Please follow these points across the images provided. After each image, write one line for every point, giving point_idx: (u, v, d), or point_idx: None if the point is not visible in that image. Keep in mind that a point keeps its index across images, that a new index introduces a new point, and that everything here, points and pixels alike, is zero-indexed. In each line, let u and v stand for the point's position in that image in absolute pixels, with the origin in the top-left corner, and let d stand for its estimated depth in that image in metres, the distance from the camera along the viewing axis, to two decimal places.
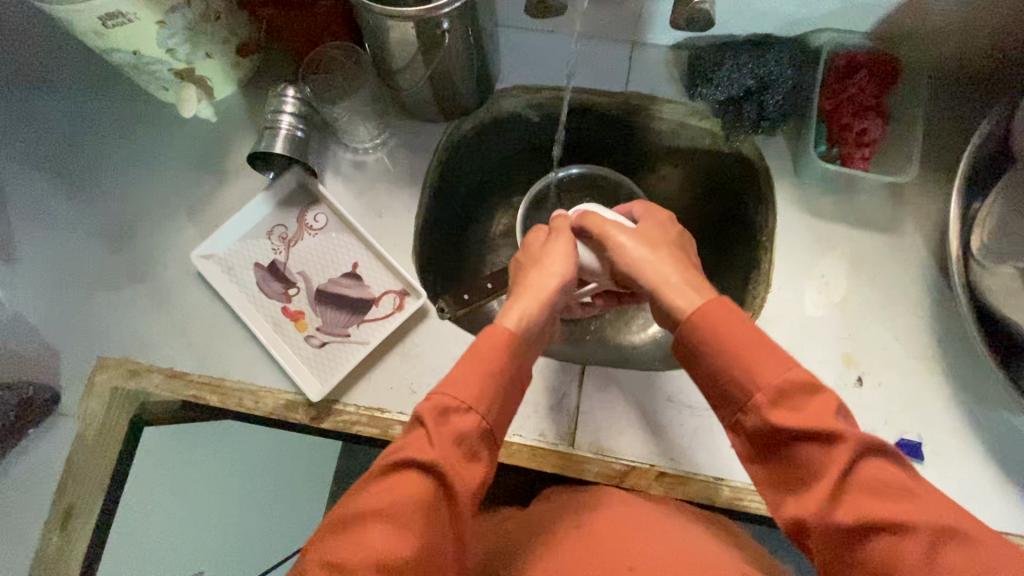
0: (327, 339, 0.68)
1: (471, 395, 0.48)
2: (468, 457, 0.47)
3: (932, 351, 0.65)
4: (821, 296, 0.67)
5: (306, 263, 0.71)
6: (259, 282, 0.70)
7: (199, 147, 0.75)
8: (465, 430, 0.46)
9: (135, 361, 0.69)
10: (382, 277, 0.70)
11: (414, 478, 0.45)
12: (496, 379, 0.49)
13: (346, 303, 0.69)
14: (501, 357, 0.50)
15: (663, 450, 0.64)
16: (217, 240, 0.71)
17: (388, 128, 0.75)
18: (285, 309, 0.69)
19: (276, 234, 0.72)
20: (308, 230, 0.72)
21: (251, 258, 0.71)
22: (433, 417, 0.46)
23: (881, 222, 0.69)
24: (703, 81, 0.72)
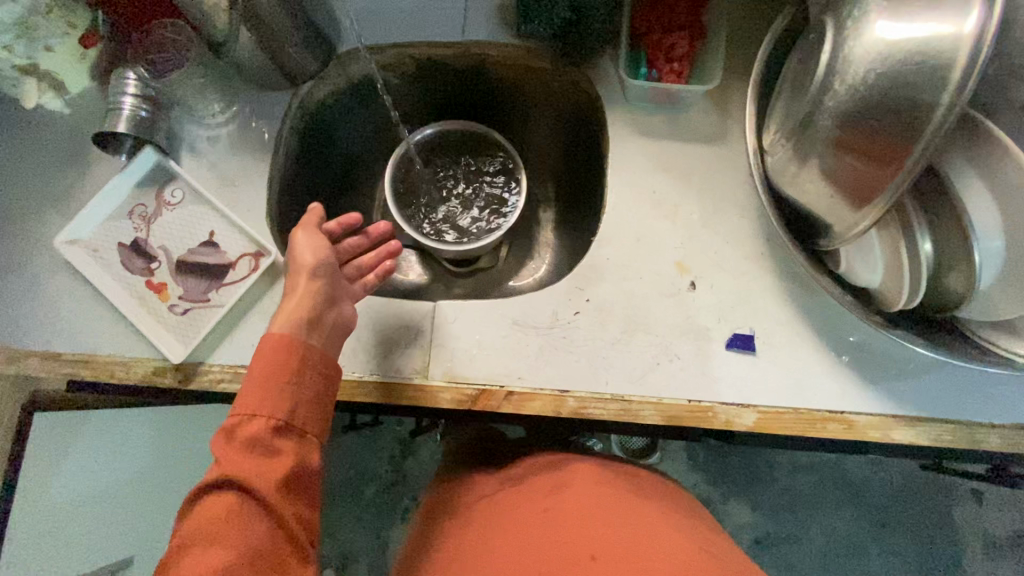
0: (190, 305, 0.70)
1: (253, 404, 0.51)
2: (269, 453, 0.50)
3: (761, 248, 0.68)
4: (655, 210, 0.70)
5: (167, 238, 0.74)
6: (123, 260, 0.73)
7: (59, 139, 0.78)
8: (254, 433, 0.50)
9: (13, 348, 0.72)
10: (238, 242, 0.72)
11: (217, 497, 0.47)
12: (277, 383, 0.53)
13: (205, 270, 0.72)
14: (279, 362, 0.54)
15: (511, 371, 0.66)
16: (80, 225, 0.73)
17: (237, 102, 0.78)
18: (149, 282, 0.72)
19: (137, 213, 0.75)
20: (167, 206, 0.74)
21: (115, 238, 0.74)
22: (223, 439, 0.49)
23: (708, 133, 0.72)
24: (527, 19, 0.73)
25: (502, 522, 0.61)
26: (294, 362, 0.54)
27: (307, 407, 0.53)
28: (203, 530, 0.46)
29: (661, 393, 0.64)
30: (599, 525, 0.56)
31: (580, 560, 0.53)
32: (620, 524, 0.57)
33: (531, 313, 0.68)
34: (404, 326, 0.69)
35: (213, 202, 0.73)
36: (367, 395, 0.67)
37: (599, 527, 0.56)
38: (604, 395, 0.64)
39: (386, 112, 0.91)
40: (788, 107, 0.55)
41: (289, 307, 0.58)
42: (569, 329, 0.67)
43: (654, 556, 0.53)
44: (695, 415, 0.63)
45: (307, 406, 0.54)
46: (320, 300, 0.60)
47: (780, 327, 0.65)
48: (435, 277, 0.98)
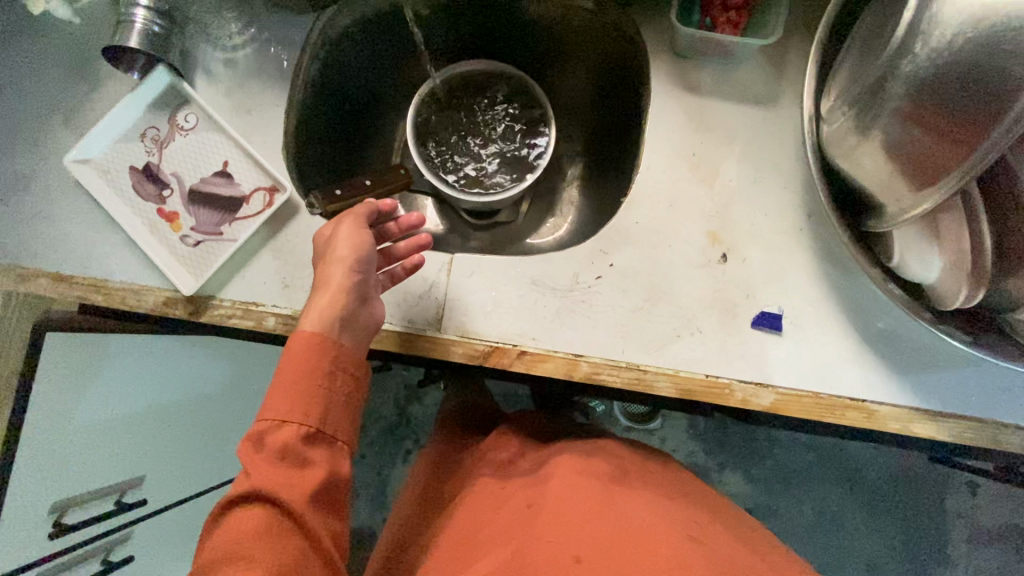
0: (202, 238, 0.69)
1: (285, 411, 0.52)
2: (301, 462, 0.51)
3: (799, 225, 0.64)
4: (692, 174, 0.66)
5: (178, 164, 0.71)
6: (135, 185, 0.71)
7: (68, 51, 0.74)
8: (285, 442, 0.51)
9: (25, 266, 0.71)
10: (252, 174, 0.70)
11: (248, 510, 0.48)
12: (308, 389, 0.53)
13: (218, 202, 0.70)
14: (309, 365, 0.54)
15: (525, 331, 0.65)
16: (90, 144, 0.71)
17: (256, 23, 0.73)
18: (161, 209, 0.70)
19: (149, 135, 0.72)
20: (181, 131, 0.72)
21: (127, 162, 0.72)
22: (252, 449, 0.50)
23: (758, 94, 0.67)
24: None
25: (484, 517, 0.65)
26: (324, 364, 0.54)
27: (336, 413, 0.54)
28: (234, 544, 0.46)
29: (677, 365, 0.62)
30: (585, 524, 0.57)
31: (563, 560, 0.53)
32: (604, 515, 0.59)
33: (551, 274, 0.65)
34: (419, 277, 0.67)
35: (228, 128, 0.70)
36: (378, 343, 0.66)
37: (588, 525, 0.57)
38: (620, 362, 0.63)
39: (413, 46, 0.85)
40: (853, 71, 0.51)
41: (320, 301, 0.57)
42: (589, 293, 0.65)
43: (637, 552, 0.54)
44: (711, 390, 0.62)
45: (335, 409, 0.54)
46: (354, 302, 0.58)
47: (810, 309, 0.62)
48: (451, 227, 0.95)
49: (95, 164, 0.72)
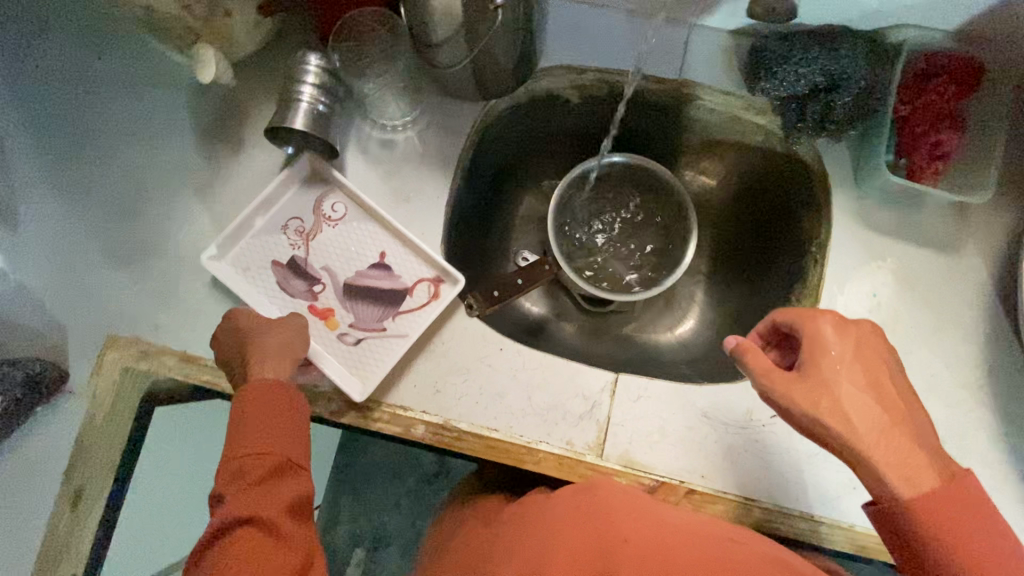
0: (364, 335, 0.64)
1: (252, 442, 0.50)
2: (270, 485, 0.49)
3: (978, 380, 0.63)
4: (870, 315, 0.64)
5: (329, 256, 0.67)
6: (280, 282, 0.66)
7: (213, 112, 0.70)
8: (259, 473, 0.49)
9: (147, 343, 0.67)
10: (413, 266, 0.67)
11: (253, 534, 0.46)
12: (279, 422, 0.52)
13: (378, 295, 0.66)
14: (269, 402, 0.52)
15: (693, 467, 0.62)
16: (228, 239, 0.66)
17: (420, 106, 0.70)
18: (311, 306, 0.65)
19: (292, 228, 0.67)
20: (329, 221, 0.68)
21: (268, 256, 0.67)
22: (229, 483, 0.49)
23: (942, 240, 0.65)
24: (766, 73, 0.66)
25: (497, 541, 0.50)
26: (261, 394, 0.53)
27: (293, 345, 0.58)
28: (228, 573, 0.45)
29: (853, 520, 0.60)
30: (623, 511, 0.47)
31: (611, 543, 0.44)
32: (654, 523, 0.46)
33: (722, 407, 0.63)
34: (581, 395, 0.64)
35: (385, 215, 0.67)
36: (534, 465, 0.62)
37: (622, 513, 0.47)
38: (794, 511, 0.60)
39: (555, 131, 0.81)
40: None
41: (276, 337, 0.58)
42: (762, 433, 0.63)
43: (689, 553, 0.43)
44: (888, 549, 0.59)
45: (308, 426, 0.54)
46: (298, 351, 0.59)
47: (990, 471, 0.60)
48: (560, 311, 0.86)
49: (233, 264, 0.66)
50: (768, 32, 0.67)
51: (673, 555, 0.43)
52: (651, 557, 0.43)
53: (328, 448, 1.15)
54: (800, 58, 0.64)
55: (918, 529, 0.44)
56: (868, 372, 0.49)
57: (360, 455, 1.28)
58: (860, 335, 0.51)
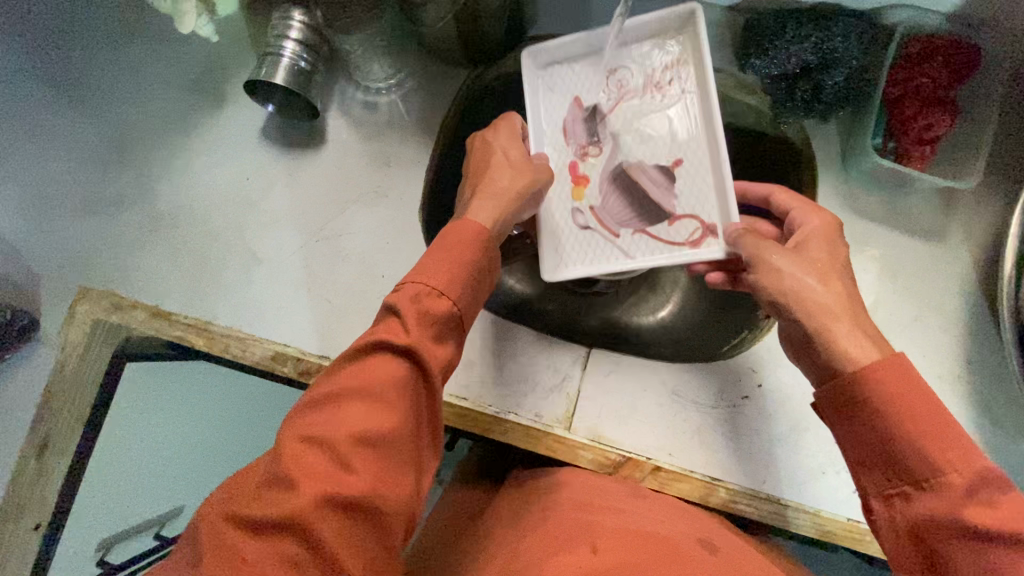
0: (593, 224, 0.58)
1: (434, 278, 0.42)
2: (439, 340, 0.42)
3: (956, 371, 0.62)
4: None
5: (636, 140, 0.59)
6: (566, 122, 0.60)
7: (197, 66, 0.69)
8: (437, 313, 0.41)
9: (120, 296, 0.66)
10: (701, 191, 0.57)
11: (387, 362, 0.39)
12: (459, 269, 0.43)
13: (646, 198, 0.58)
14: (468, 253, 0.44)
15: (662, 444, 0.61)
16: (562, 45, 0.61)
17: (405, 68, 0.69)
18: (572, 164, 0.60)
19: (611, 81, 0.60)
20: (657, 91, 0.59)
21: (574, 89, 0.61)
22: (411, 309, 0.41)
23: (928, 227, 0.64)
24: (758, 51, 0.65)
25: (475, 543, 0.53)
26: (376, 340, 0.39)
27: (460, 285, 0.43)
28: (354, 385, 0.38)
29: (820, 505, 0.59)
30: (591, 513, 0.49)
31: (580, 552, 0.43)
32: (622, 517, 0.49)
33: (695, 386, 0.63)
34: (553, 367, 0.64)
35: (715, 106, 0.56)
36: (502, 436, 0.62)
37: (590, 517, 0.48)
38: (761, 493, 0.60)
39: None
40: None
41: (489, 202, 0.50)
42: (734, 414, 0.62)
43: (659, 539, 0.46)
44: (854, 536, 0.58)
45: (436, 400, 0.41)
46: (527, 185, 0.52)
47: None
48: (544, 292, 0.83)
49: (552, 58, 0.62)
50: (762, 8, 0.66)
51: (645, 549, 0.43)
52: (620, 550, 0.43)
53: None
54: (793, 35, 0.62)
55: (887, 432, 0.39)
56: (818, 269, 0.47)
57: None
58: (813, 236, 0.50)
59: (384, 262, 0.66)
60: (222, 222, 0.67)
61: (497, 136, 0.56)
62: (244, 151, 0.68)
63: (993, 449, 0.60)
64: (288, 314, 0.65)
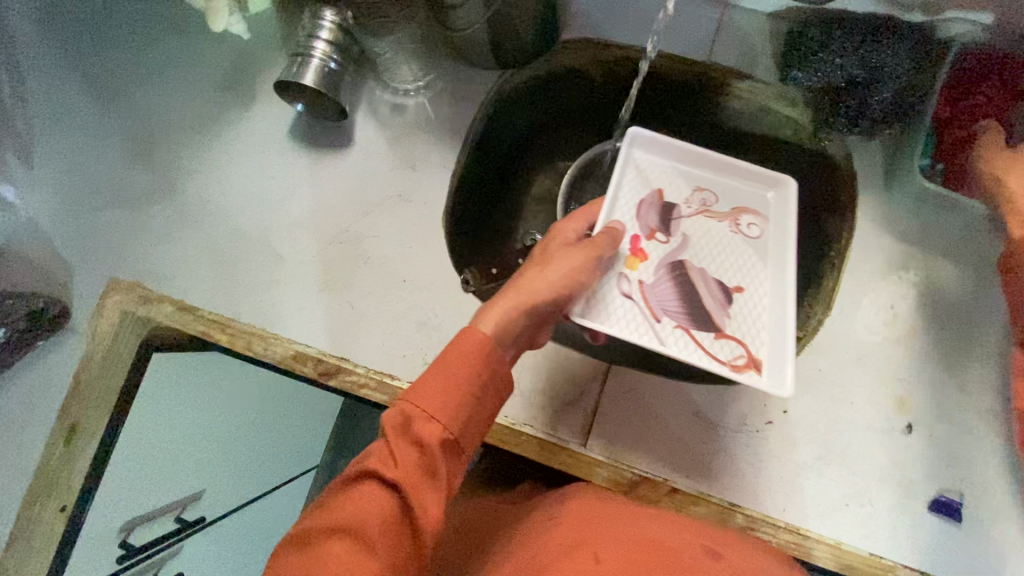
0: (641, 302, 0.50)
1: (430, 402, 0.39)
2: (431, 472, 0.39)
3: (995, 407, 0.59)
4: (884, 327, 0.61)
5: (703, 249, 0.54)
6: (639, 209, 0.54)
7: (227, 63, 0.69)
8: (427, 444, 0.38)
9: (148, 289, 0.68)
10: (752, 326, 0.51)
11: (371, 500, 0.37)
12: (456, 385, 0.40)
13: (697, 298, 0.51)
14: (466, 362, 0.41)
15: (679, 466, 0.60)
16: (657, 144, 0.57)
17: (433, 71, 0.68)
18: (634, 235, 0.53)
19: (695, 198, 0.56)
20: (736, 229, 0.55)
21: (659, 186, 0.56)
22: (395, 431, 0.39)
23: (971, 255, 0.61)
24: (801, 61, 0.62)
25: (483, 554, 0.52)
26: (364, 469, 0.38)
27: (458, 407, 0.40)
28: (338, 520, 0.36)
29: (840, 537, 0.58)
30: (596, 521, 0.48)
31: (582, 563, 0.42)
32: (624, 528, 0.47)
33: (715, 409, 0.61)
34: (571, 381, 0.63)
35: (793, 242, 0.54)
36: (517, 447, 0.61)
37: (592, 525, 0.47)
38: (779, 522, 0.58)
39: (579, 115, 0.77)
40: None
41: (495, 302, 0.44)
42: (755, 439, 0.60)
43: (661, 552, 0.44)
44: (874, 572, 0.57)
45: (422, 540, 0.38)
46: (547, 293, 0.45)
47: (995, 503, 0.57)
48: None
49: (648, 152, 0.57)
50: (805, 14, 0.62)
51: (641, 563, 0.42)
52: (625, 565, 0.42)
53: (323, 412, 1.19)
54: (841, 46, 0.60)
55: None
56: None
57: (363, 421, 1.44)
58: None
59: (405, 266, 0.65)
60: (247, 220, 0.67)
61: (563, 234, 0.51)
62: (271, 151, 0.68)
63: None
64: (309, 315, 0.65)
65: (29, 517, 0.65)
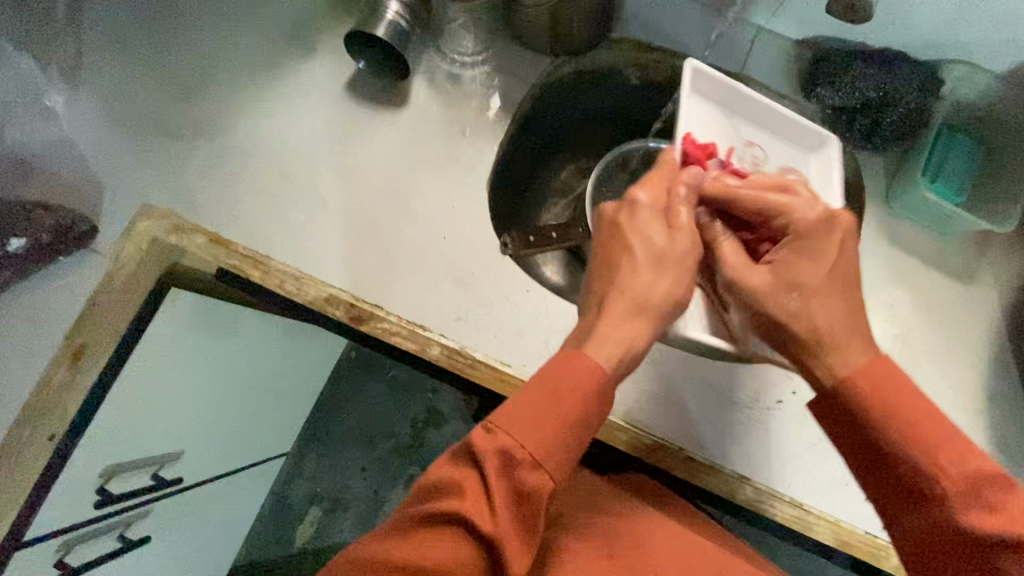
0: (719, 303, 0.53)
1: (539, 448, 0.39)
2: (525, 523, 0.38)
3: (979, 405, 0.65)
4: (886, 326, 0.67)
5: None
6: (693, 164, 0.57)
7: (293, 14, 0.72)
8: (532, 491, 0.38)
9: (181, 218, 0.66)
10: None
11: (464, 542, 0.37)
12: (564, 433, 0.40)
13: None
14: (571, 408, 0.40)
15: (694, 437, 0.63)
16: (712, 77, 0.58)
17: (491, 49, 0.72)
18: None
19: (748, 153, 0.59)
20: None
21: (711, 132, 0.58)
22: (498, 469, 0.38)
23: (959, 270, 0.68)
24: (824, 81, 0.69)
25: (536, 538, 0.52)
26: (462, 513, 0.37)
27: (560, 455, 0.39)
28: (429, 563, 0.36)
29: (840, 515, 0.61)
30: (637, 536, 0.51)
31: (598, 559, 0.48)
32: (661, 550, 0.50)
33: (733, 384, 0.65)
34: None
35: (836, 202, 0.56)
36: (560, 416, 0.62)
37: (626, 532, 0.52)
38: (785, 496, 0.61)
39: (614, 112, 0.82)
40: None
41: (605, 340, 0.43)
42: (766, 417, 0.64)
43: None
44: (869, 550, 0.60)
45: None
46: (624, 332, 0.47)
47: None
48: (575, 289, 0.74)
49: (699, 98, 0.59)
50: (829, 43, 0.70)
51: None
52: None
53: (308, 392, 1.15)
54: (861, 71, 0.67)
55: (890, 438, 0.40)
56: None
57: (339, 412, 1.38)
58: None
59: (446, 223, 0.68)
60: (294, 164, 0.69)
61: (645, 197, 0.48)
62: (325, 101, 0.70)
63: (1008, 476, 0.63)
64: (346, 259, 0.66)
65: (16, 440, 0.60)
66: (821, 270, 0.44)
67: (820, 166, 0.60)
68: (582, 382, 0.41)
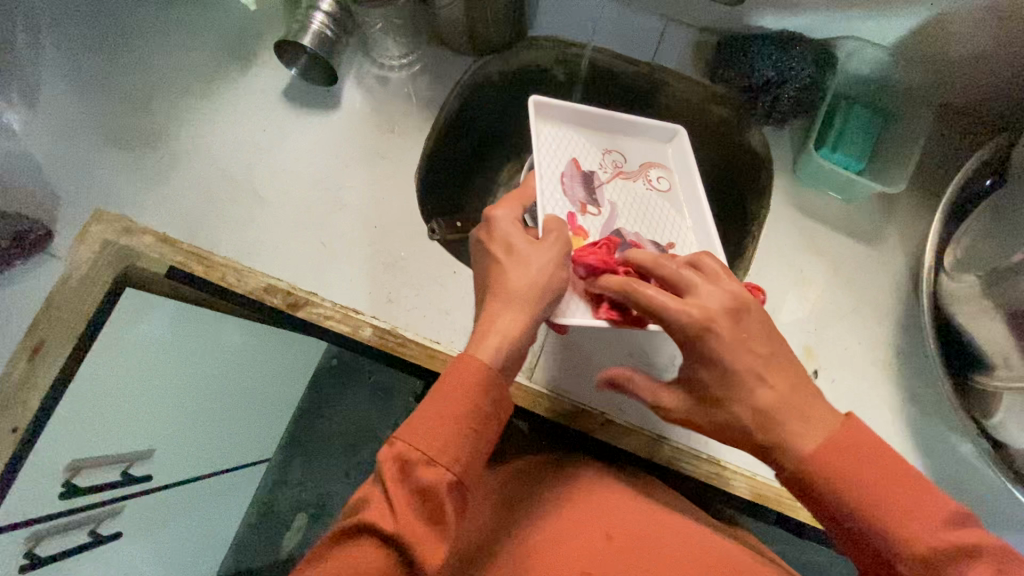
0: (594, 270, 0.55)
1: (435, 445, 0.39)
2: (431, 519, 0.38)
3: (889, 359, 0.68)
4: (797, 289, 0.70)
5: (624, 208, 0.63)
6: (565, 183, 0.62)
7: (232, 31, 0.78)
8: (428, 485, 0.38)
9: (132, 221, 0.72)
10: None
11: (373, 549, 0.36)
12: (458, 426, 0.40)
13: None
14: (464, 403, 0.41)
15: (614, 401, 0.66)
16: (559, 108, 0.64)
17: (417, 53, 0.78)
18: (573, 216, 0.60)
19: (608, 160, 0.65)
20: (650, 184, 0.65)
21: (572, 152, 0.64)
22: (393, 473, 0.38)
23: (867, 232, 0.72)
24: (728, 65, 0.73)
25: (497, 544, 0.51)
26: (361, 521, 0.37)
27: (455, 446, 0.40)
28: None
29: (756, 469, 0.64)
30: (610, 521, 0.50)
31: (596, 539, 0.48)
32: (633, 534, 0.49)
33: (650, 350, 0.68)
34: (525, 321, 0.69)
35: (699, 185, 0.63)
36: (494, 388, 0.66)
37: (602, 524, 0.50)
38: (702, 453, 0.64)
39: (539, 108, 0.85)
40: (976, 242, 0.60)
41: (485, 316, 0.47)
42: None
43: None
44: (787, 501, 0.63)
45: None
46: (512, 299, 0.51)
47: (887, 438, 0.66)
48: None
49: (554, 126, 0.65)
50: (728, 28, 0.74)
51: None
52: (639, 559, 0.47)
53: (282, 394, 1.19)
54: (759, 52, 0.71)
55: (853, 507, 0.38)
56: None
57: (320, 420, 1.40)
58: None
59: (378, 213, 0.72)
60: (236, 167, 0.74)
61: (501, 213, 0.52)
62: (263, 107, 0.75)
63: (921, 423, 0.66)
64: (285, 251, 0.71)
65: None
66: (728, 351, 0.43)
67: (674, 156, 0.68)
68: (467, 374, 0.42)
